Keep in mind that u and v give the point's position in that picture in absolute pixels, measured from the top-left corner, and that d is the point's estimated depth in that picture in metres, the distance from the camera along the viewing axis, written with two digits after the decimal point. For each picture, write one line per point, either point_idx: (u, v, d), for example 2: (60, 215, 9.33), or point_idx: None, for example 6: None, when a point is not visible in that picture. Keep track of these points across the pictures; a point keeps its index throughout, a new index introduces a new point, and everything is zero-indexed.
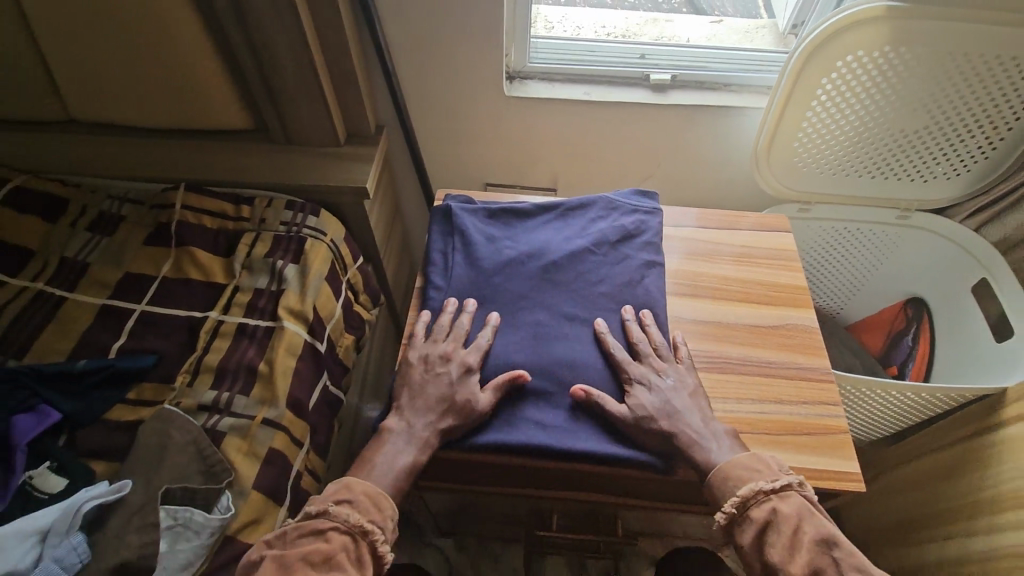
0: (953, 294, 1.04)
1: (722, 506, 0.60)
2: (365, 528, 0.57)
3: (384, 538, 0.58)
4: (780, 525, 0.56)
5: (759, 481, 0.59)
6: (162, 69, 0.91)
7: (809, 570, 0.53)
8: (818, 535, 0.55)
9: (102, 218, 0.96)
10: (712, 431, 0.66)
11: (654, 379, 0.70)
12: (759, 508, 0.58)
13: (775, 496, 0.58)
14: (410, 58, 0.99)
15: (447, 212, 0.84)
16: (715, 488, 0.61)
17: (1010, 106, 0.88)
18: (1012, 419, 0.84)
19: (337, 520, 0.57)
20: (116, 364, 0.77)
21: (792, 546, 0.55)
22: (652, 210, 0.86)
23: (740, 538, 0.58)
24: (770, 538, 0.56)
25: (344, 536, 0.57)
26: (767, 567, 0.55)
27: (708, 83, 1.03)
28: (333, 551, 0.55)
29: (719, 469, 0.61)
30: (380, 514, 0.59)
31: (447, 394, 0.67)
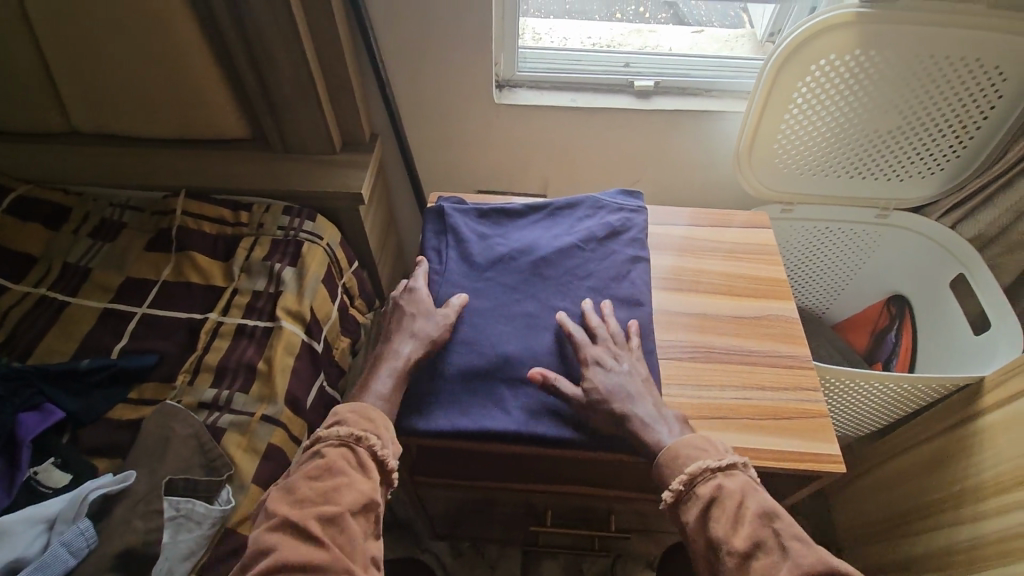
0: (933, 289, 1.07)
1: (670, 485, 0.61)
2: (358, 435, 0.62)
3: (380, 443, 0.63)
4: (724, 500, 0.58)
5: (707, 459, 0.61)
6: (163, 78, 0.94)
7: (751, 541, 0.54)
8: (761, 509, 0.57)
9: (103, 225, 0.98)
10: (660, 415, 0.67)
11: (610, 361, 0.71)
12: (705, 485, 0.60)
13: (720, 474, 0.60)
14: (403, 67, 1.03)
15: (440, 211, 0.87)
16: (664, 468, 0.63)
17: (978, 106, 0.92)
18: (990, 407, 0.87)
19: (329, 438, 0.62)
20: (119, 364, 0.79)
21: (736, 520, 0.56)
22: (637, 208, 0.89)
23: (686, 517, 0.60)
24: (715, 512, 0.57)
25: (339, 448, 0.61)
26: (711, 541, 0.56)
27: (690, 89, 1.08)
28: (332, 460, 0.60)
29: (667, 450, 0.63)
30: (372, 425, 0.64)
31: (413, 313, 0.75)
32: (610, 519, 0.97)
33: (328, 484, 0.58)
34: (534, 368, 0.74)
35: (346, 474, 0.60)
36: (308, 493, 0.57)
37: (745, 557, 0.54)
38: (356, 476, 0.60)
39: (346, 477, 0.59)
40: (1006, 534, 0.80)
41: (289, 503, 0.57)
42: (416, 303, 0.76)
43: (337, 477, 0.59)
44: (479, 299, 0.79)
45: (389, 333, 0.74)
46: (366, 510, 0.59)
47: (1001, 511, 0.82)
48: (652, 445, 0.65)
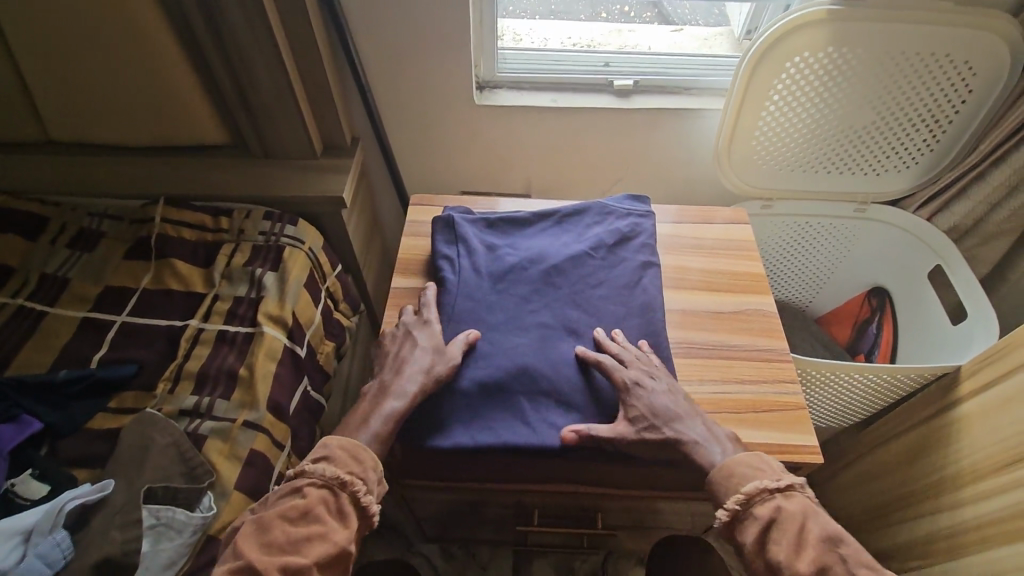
0: (913, 280, 1.09)
1: (726, 504, 0.61)
2: (342, 481, 0.60)
3: (365, 488, 0.61)
4: (785, 524, 0.57)
5: (765, 479, 0.60)
6: (138, 85, 0.93)
7: (816, 566, 0.55)
8: (823, 534, 0.57)
9: (81, 234, 0.97)
10: (709, 433, 0.67)
11: (646, 383, 0.70)
12: (764, 505, 0.59)
13: (778, 495, 0.60)
14: (383, 71, 1.03)
15: (448, 221, 0.86)
16: (718, 486, 0.63)
17: (949, 101, 0.94)
18: (966, 395, 0.88)
19: (313, 476, 0.60)
20: (97, 373, 0.78)
21: (798, 544, 0.56)
22: (645, 213, 0.89)
23: (743, 536, 0.60)
24: (776, 535, 0.57)
25: (322, 490, 0.60)
26: (771, 565, 0.57)
27: (669, 87, 1.09)
28: (310, 505, 0.58)
29: (722, 467, 0.63)
30: (360, 467, 0.62)
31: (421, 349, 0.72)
32: (596, 520, 0.95)
33: (302, 532, 0.57)
34: (552, 379, 0.72)
35: (322, 520, 0.59)
36: (279, 540, 0.56)
37: None
38: (333, 524, 0.59)
39: (323, 525, 0.58)
40: (983, 521, 0.82)
41: (260, 543, 0.57)
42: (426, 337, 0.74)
43: (314, 523, 0.58)
44: (491, 310, 0.78)
45: (397, 366, 0.71)
46: (337, 562, 0.58)
47: (979, 498, 0.83)
48: (705, 464, 0.64)
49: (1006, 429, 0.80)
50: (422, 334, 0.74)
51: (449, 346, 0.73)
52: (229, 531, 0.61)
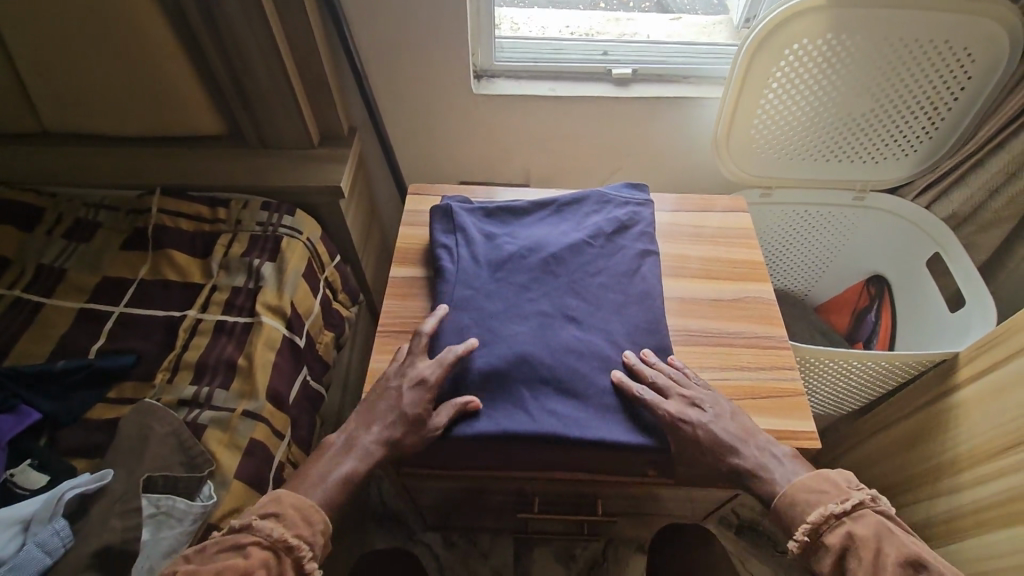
0: (913, 268, 1.09)
1: (794, 534, 0.60)
2: (290, 544, 0.57)
3: (311, 554, 0.58)
4: (860, 551, 0.56)
5: (828, 505, 0.58)
6: (132, 75, 0.92)
7: None
8: (902, 557, 0.55)
9: (78, 225, 0.97)
10: (764, 455, 0.66)
11: (691, 413, 0.68)
12: (833, 533, 0.58)
13: (846, 518, 0.58)
14: (380, 60, 1.02)
15: (447, 210, 0.86)
16: (783, 514, 0.61)
17: (948, 89, 0.93)
18: (963, 382, 0.88)
19: (260, 533, 0.57)
20: (95, 363, 0.78)
21: (878, 571, 0.55)
22: (643, 201, 0.89)
23: (819, 566, 0.58)
24: (851, 565, 0.56)
25: (265, 551, 0.57)
26: None
27: (668, 76, 1.08)
28: (252, 567, 0.55)
29: (784, 497, 0.62)
30: (308, 530, 0.60)
31: (398, 409, 0.68)
32: (595, 507, 0.96)
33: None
34: (551, 366, 0.72)
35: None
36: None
37: None
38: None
39: None
40: (983, 504, 0.83)
41: None
42: (415, 396, 0.69)
43: None
44: (490, 298, 0.77)
45: (365, 418, 0.69)
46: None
47: (978, 482, 0.85)
48: (765, 492, 0.63)
49: (1001, 413, 0.81)
50: (414, 394, 0.69)
51: (434, 417, 0.69)
52: None
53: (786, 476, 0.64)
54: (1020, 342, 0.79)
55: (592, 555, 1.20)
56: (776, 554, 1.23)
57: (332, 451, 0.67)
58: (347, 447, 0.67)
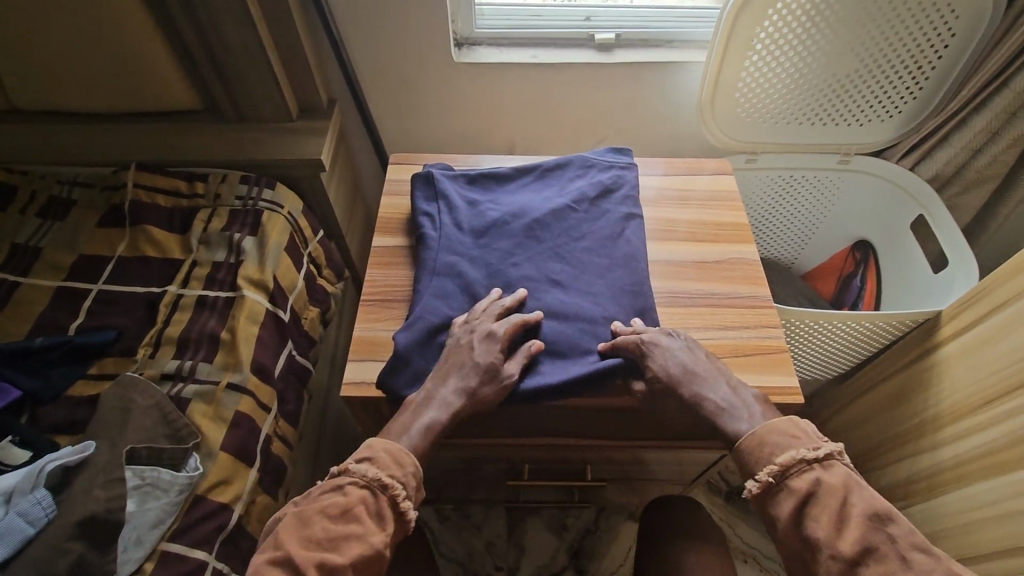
0: (897, 233, 1.09)
1: (757, 475, 0.59)
2: (384, 483, 0.58)
3: (406, 493, 0.58)
4: (825, 497, 0.56)
5: (801, 449, 0.58)
6: (98, 48, 0.89)
7: (860, 545, 0.53)
8: (868, 509, 0.55)
9: (51, 203, 0.95)
10: (735, 398, 0.65)
11: (663, 341, 0.69)
12: (801, 477, 0.57)
13: (816, 464, 0.58)
14: (358, 29, 1.00)
15: (428, 177, 0.85)
16: (748, 452, 0.61)
17: (932, 46, 0.93)
18: (946, 339, 0.89)
19: (356, 474, 0.58)
20: (74, 340, 0.77)
21: (840, 520, 0.55)
22: (627, 165, 0.88)
23: (776, 509, 0.58)
24: (813, 509, 0.56)
25: (363, 490, 0.58)
26: (811, 539, 0.55)
27: (651, 41, 1.07)
28: (351, 504, 0.56)
29: (752, 436, 0.61)
30: (401, 470, 0.59)
31: (473, 361, 0.66)
32: (585, 473, 0.97)
33: (339, 531, 0.55)
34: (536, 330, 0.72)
35: (359, 521, 0.56)
36: (318, 534, 0.54)
37: (853, 561, 0.53)
38: (371, 526, 0.56)
39: (359, 526, 0.56)
40: (963, 459, 0.85)
41: (299, 538, 0.55)
42: (484, 349, 0.67)
43: (351, 523, 0.56)
44: (474, 264, 0.77)
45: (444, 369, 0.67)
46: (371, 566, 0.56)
47: (959, 437, 0.86)
48: (729, 434, 0.63)
49: (980, 368, 0.83)
50: (485, 347, 0.68)
51: (507, 366, 0.68)
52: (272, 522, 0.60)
53: (753, 422, 0.63)
54: (1001, 296, 0.79)
55: (583, 524, 1.21)
56: None
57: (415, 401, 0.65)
58: (427, 398, 0.65)
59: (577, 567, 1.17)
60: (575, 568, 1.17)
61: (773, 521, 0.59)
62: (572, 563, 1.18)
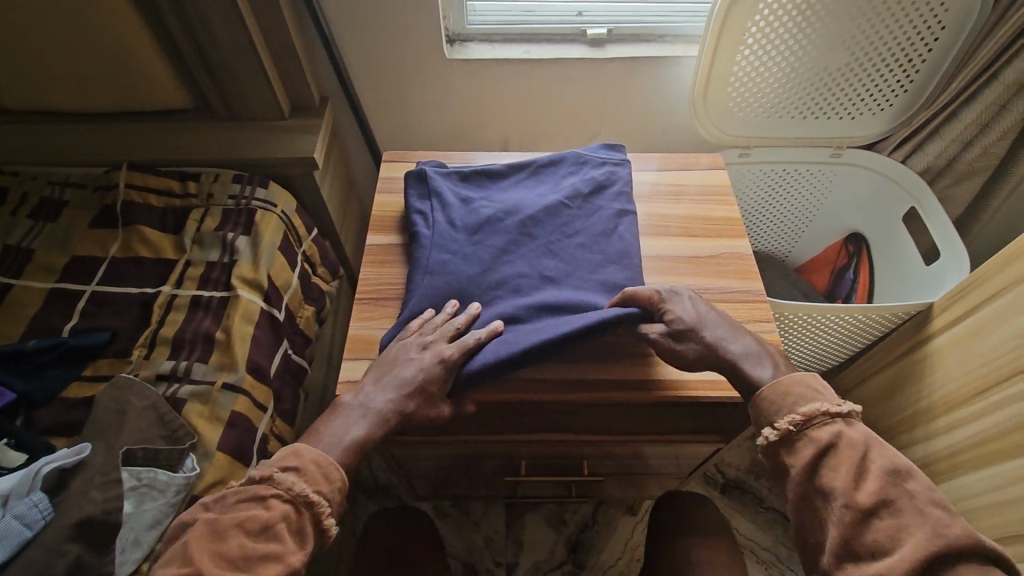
0: (889, 227, 1.10)
1: (776, 424, 0.56)
2: (310, 499, 0.54)
3: (331, 510, 0.56)
4: (845, 450, 0.53)
5: (825, 402, 0.55)
6: (87, 48, 0.88)
7: (876, 498, 0.50)
8: (889, 465, 0.52)
9: (43, 204, 0.94)
10: (759, 349, 0.63)
11: (685, 295, 0.68)
12: (823, 429, 0.54)
13: (839, 419, 0.55)
14: (349, 26, 0.99)
15: (421, 175, 0.85)
16: (771, 402, 0.58)
17: (923, 39, 0.93)
18: (939, 330, 0.90)
19: (281, 485, 0.54)
20: (67, 342, 0.77)
21: (859, 473, 0.52)
22: (621, 161, 0.89)
23: (792, 458, 0.55)
24: (831, 461, 0.53)
25: (286, 505, 0.54)
26: (824, 490, 0.52)
27: (643, 35, 1.06)
28: (272, 521, 0.52)
29: (775, 384, 0.59)
30: (328, 486, 0.56)
31: (412, 377, 0.64)
32: (582, 468, 0.97)
33: (259, 550, 0.51)
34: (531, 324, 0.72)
35: (280, 538, 0.53)
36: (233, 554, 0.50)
37: (866, 514, 0.50)
38: (291, 545, 0.53)
39: (280, 545, 0.52)
40: (957, 448, 0.86)
41: (211, 554, 0.50)
42: (428, 369, 0.65)
43: (271, 541, 0.52)
44: (467, 261, 0.77)
45: (381, 378, 0.65)
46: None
47: (953, 426, 0.87)
48: (751, 379, 0.60)
49: (971, 358, 0.84)
50: (435, 368, 0.65)
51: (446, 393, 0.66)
52: (172, 527, 0.54)
53: (779, 373, 0.60)
54: (993, 287, 0.80)
55: (581, 518, 1.22)
56: (760, 510, 1.27)
57: (346, 410, 0.62)
58: (360, 408, 0.62)
59: (576, 562, 1.18)
60: (574, 562, 1.18)
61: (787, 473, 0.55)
62: (571, 557, 1.19)
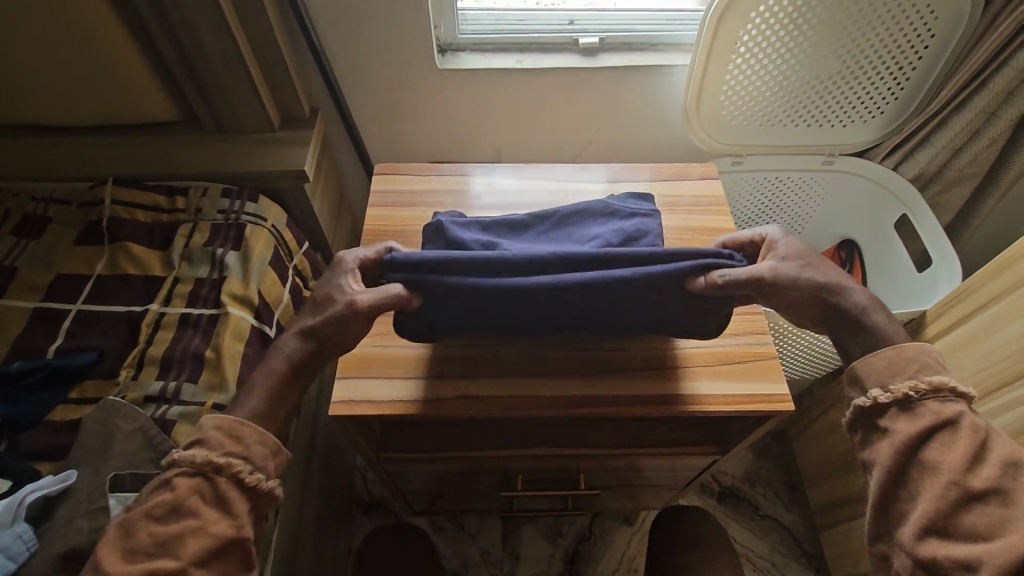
0: (883, 234, 1.11)
1: (890, 386, 0.56)
2: (215, 466, 0.55)
3: (248, 468, 0.56)
4: (964, 429, 0.54)
5: (953, 380, 0.56)
6: (72, 61, 0.87)
7: (990, 484, 0.52)
8: (1007, 456, 0.53)
9: (26, 221, 0.92)
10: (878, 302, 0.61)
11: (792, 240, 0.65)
12: (945, 406, 0.55)
13: (961, 400, 0.56)
14: (339, 35, 0.98)
15: (438, 227, 0.72)
16: (899, 361, 0.57)
17: (912, 49, 0.93)
18: (932, 338, 0.90)
19: (183, 464, 0.55)
20: (53, 364, 0.75)
21: (978, 457, 0.53)
22: (651, 212, 0.78)
23: (902, 423, 0.55)
24: (948, 437, 0.54)
25: (193, 479, 0.55)
26: (933, 465, 0.53)
27: (635, 44, 1.06)
28: (180, 498, 0.54)
29: (910, 346, 0.58)
30: (238, 445, 0.57)
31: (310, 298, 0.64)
32: (579, 482, 0.96)
33: (172, 528, 0.53)
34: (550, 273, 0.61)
35: (197, 511, 0.54)
36: (144, 543, 0.52)
37: (977, 497, 0.52)
38: (210, 514, 0.54)
39: (195, 518, 0.54)
40: None
41: (127, 548, 0.53)
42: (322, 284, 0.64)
43: (185, 518, 0.54)
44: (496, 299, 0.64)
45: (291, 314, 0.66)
46: (228, 550, 0.55)
47: None
48: (879, 331, 0.59)
49: (965, 367, 0.83)
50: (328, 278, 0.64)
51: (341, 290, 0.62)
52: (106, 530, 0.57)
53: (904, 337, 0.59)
54: (988, 293, 0.79)
55: (577, 529, 1.21)
56: (756, 518, 1.26)
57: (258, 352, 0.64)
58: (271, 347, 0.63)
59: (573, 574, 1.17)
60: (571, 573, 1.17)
61: (888, 432, 0.56)
62: (568, 569, 1.17)
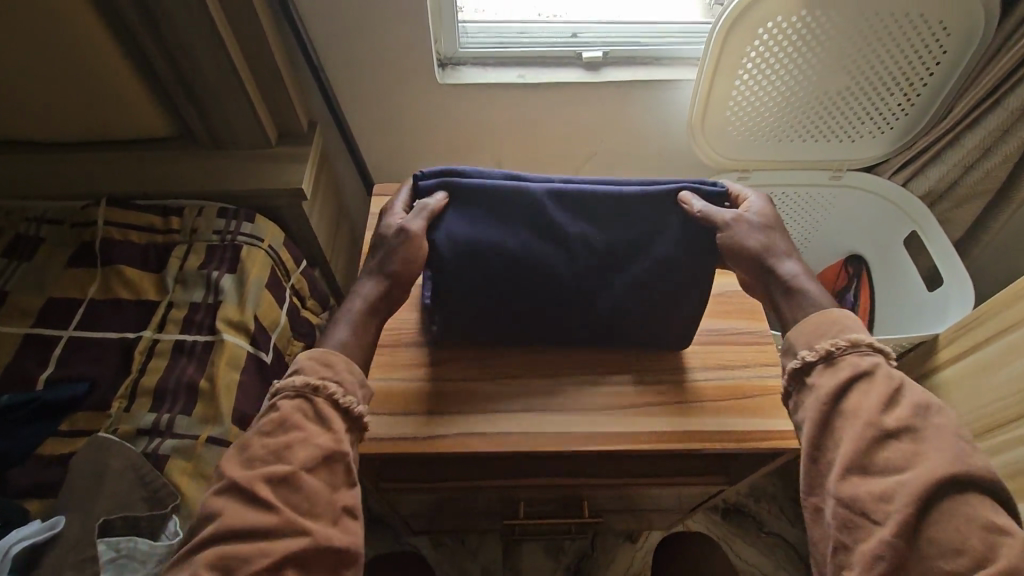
0: (890, 248, 1.08)
1: (815, 345, 0.56)
2: (315, 385, 0.55)
3: (342, 390, 0.56)
4: (879, 378, 0.53)
5: (870, 337, 0.56)
6: (64, 78, 0.85)
7: (903, 423, 0.50)
8: (917, 400, 0.52)
9: (18, 241, 0.90)
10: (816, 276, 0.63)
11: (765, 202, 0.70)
12: (863, 359, 0.54)
13: (881, 356, 0.55)
14: (337, 50, 0.96)
15: None
16: (820, 321, 0.58)
17: (923, 66, 0.91)
18: (945, 363, 0.87)
19: (285, 389, 0.56)
20: (42, 396, 0.73)
21: (890, 400, 0.52)
22: None
23: (826, 377, 0.55)
24: (865, 385, 0.53)
25: (296, 400, 0.55)
26: (851, 411, 0.52)
27: (640, 58, 1.04)
28: (286, 415, 0.54)
29: (834, 311, 0.58)
30: (331, 369, 0.57)
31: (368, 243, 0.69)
32: (583, 507, 0.94)
33: (281, 439, 0.53)
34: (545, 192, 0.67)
35: (302, 427, 0.54)
36: (260, 453, 0.53)
37: (890, 436, 0.50)
38: (315, 428, 0.54)
39: (302, 432, 0.54)
40: None
41: (243, 463, 0.53)
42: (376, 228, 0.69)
43: (293, 432, 0.53)
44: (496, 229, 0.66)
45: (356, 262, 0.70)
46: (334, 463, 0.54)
47: None
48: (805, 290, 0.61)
49: (981, 394, 0.81)
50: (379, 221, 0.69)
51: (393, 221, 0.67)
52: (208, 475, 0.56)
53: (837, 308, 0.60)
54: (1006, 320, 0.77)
55: (580, 548, 1.20)
56: (760, 535, 1.25)
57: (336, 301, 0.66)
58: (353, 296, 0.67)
59: None
60: None
61: (812, 388, 0.55)
62: None
